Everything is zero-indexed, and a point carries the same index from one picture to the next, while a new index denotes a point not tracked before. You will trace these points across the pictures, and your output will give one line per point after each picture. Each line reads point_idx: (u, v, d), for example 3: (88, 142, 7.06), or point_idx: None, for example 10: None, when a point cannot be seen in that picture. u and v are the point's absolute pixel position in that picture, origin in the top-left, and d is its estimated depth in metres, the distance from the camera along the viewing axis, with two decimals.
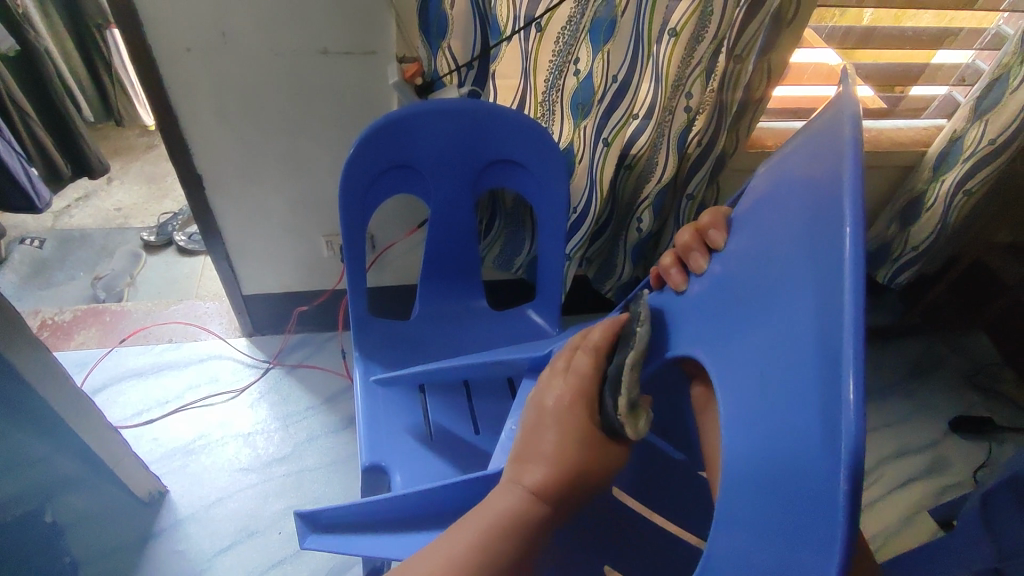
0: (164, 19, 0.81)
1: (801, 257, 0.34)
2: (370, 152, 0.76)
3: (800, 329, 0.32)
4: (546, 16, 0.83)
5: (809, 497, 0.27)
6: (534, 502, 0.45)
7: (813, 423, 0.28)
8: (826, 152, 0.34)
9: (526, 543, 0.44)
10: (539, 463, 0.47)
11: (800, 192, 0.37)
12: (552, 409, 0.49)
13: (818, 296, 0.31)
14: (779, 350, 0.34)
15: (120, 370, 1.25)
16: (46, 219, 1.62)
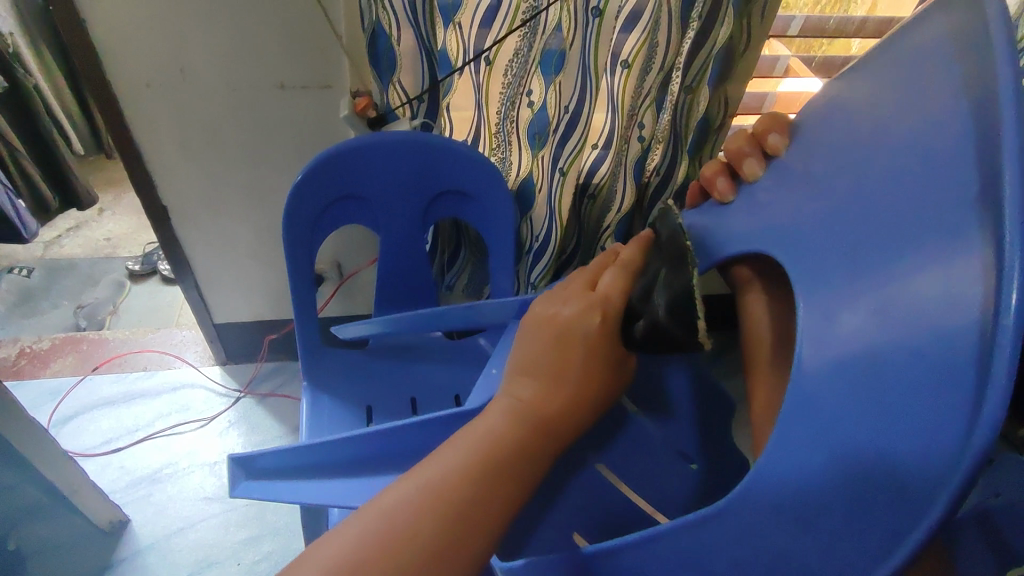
0: (124, 58, 0.83)
1: (916, 166, 0.33)
2: (316, 184, 0.77)
3: (922, 229, 0.31)
4: (493, 48, 0.85)
5: (925, 420, 0.29)
6: (530, 416, 0.47)
7: (929, 345, 0.29)
8: (963, 58, 0.32)
9: (518, 455, 0.45)
10: (534, 381, 0.49)
11: (910, 102, 0.36)
12: (563, 323, 0.50)
13: (944, 213, 0.30)
14: (877, 255, 0.33)
15: (93, 398, 1.26)
16: (36, 249, 1.65)
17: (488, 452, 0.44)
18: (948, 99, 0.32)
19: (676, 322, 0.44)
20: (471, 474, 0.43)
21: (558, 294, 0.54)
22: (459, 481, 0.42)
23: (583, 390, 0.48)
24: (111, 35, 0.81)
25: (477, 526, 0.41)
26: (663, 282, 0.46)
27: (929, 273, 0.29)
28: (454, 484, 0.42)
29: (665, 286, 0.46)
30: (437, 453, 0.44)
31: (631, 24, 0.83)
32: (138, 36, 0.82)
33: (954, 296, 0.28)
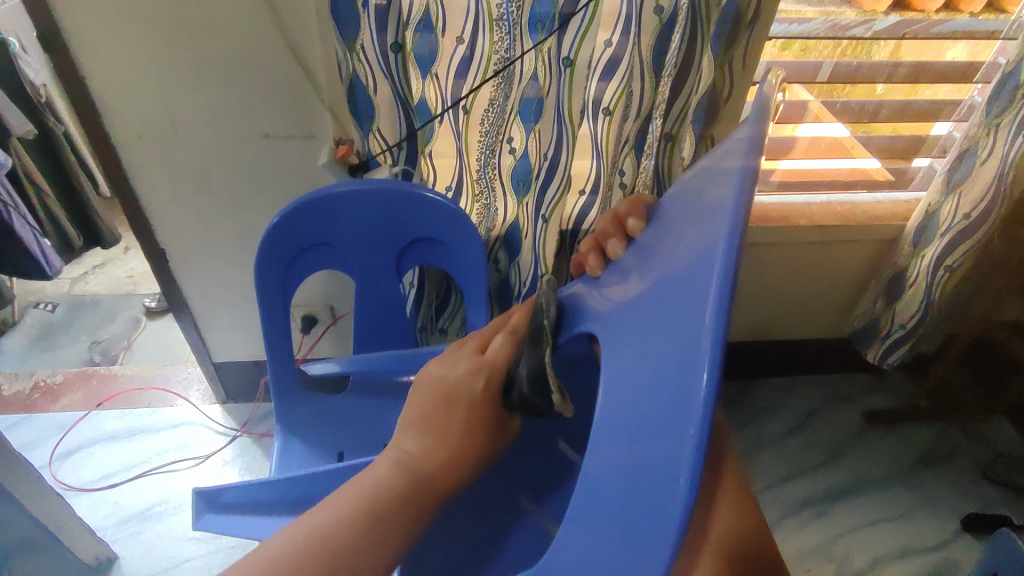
0: (120, 110, 0.88)
1: (685, 235, 0.30)
2: (291, 229, 0.80)
3: (664, 302, 0.28)
4: (470, 96, 0.86)
5: (642, 533, 0.24)
6: (405, 472, 0.46)
7: (658, 444, 0.24)
8: (727, 155, 0.29)
9: (392, 508, 0.44)
10: (417, 433, 0.48)
11: (700, 183, 0.34)
12: (446, 382, 0.49)
13: (679, 304, 0.26)
14: (644, 319, 0.30)
15: (96, 433, 1.29)
16: (63, 285, 1.74)
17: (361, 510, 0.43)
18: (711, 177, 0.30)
19: (537, 391, 0.44)
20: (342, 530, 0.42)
21: (450, 356, 0.53)
22: (332, 537, 0.41)
23: (460, 450, 0.47)
24: (106, 88, 0.85)
25: (355, 574, 0.40)
26: (528, 358, 0.45)
27: (661, 347, 0.26)
28: (327, 538, 0.41)
29: (528, 362, 0.45)
30: (313, 511, 0.43)
31: (607, 73, 0.84)
32: (131, 91, 0.86)
33: (673, 370, 0.24)
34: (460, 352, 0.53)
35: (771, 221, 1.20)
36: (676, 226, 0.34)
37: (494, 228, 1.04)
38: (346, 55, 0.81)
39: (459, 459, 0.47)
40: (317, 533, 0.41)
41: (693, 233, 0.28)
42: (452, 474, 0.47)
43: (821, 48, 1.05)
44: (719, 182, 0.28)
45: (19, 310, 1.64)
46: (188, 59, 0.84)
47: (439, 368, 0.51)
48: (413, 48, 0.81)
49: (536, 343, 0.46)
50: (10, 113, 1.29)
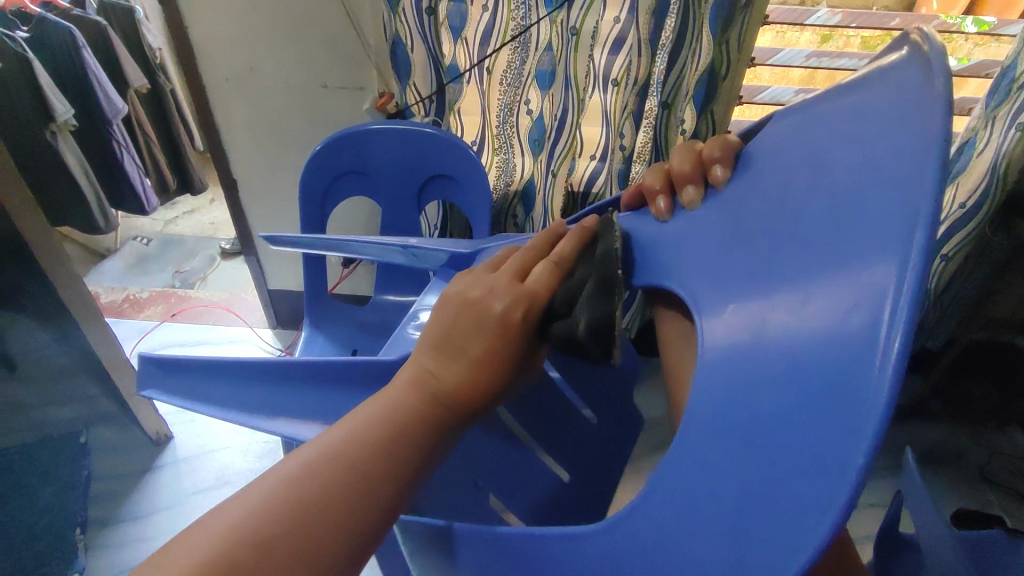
0: (212, 58, 1.07)
1: (838, 183, 0.29)
2: (332, 157, 0.97)
3: (818, 255, 0.27)
4: (493, 57, 1.00)
5: (791, 509, 0.24)
6: (432, 403, 0.48)
7: (820, 417, 0.24)
8: (890, 104, 0.28)
9: (423, 435, 0.47)
10: (451, 362, 0.49)
11: (825, 129, 0.33)
12: (484, 316, 0.50)
13: (847, 264, 0.25)
14: (774, 269, 0.29)
15: (168, 339, 1.52)
16: (158, 225, 2.01)
17: (388, 435, 0.45)
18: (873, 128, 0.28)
19: (598, 343, 0.47)
20: (372, 453, 0.44)
21: (483, 281, 0.54)
22: (371, 468, 0.44)
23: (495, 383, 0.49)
24: (200, 39, 1.04)
25: (382, 493, 0.44)
26: (587, 322, 0.47)
27: (822, 302, 0.26)
28: (352, 461, 0.44)
29: (587, 325, 0.47)
30: (347, 429, 0.46)
31: (613, 44, 0.96)
32: (223, 45, 1.05)
33: (855, 344, 0.23)
34: (500, 281, 0.53)
35: None
36: (802, 177, 0.32)
37: (513, 181, 1.15)
38: (391, 17, 0.96)
39: (493, 391, 0.50)
40: (345, 456, 0.44)
41: (858, 182, 0.27)
42: (484, 404, 0.50)
43: (840, 39, 1.14)
44: (902, 133, 0.26)
45: (120, 241, 1.93)
46: (267, 19, 1.02)
47: (476, 294, 0.52)
48: (446, 16, 0.96)
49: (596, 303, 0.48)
50: (130, 67, 1.56)
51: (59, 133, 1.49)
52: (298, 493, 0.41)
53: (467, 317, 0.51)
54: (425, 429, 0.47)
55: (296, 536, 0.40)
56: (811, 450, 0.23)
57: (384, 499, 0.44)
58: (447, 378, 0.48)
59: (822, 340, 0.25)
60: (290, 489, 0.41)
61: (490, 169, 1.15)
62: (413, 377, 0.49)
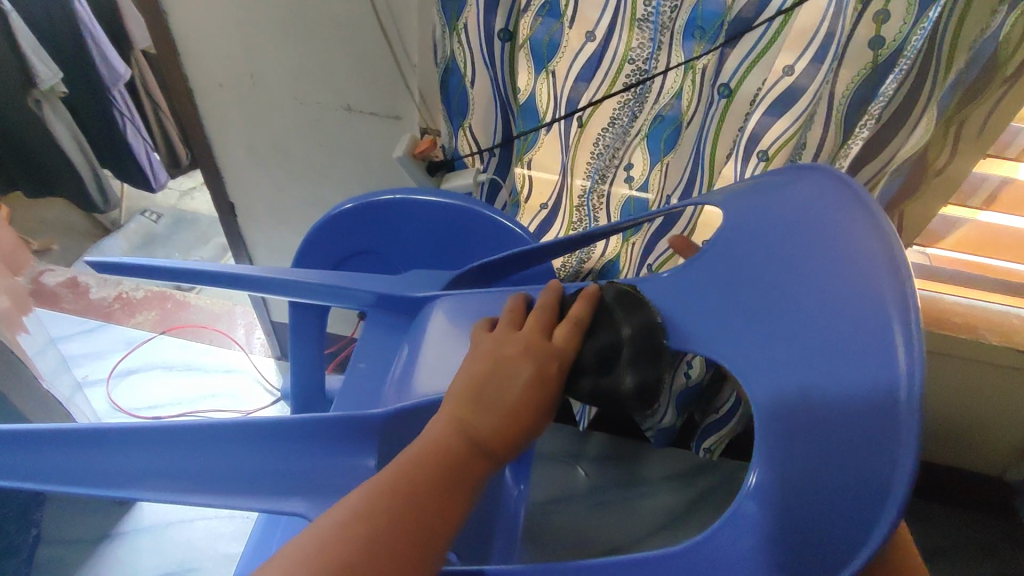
0: (201, 55, 0.76)
1: (822, 264, 0.34)
2: (338, 234, 0.67)
3: (818, 328, 0.32)
4: (588, 109, 0.66)
5: (858, 511, 0.28)
6: (468, 446, 0.37)
7: (860, 430, 0.29)
8: (840, 208, 0.34)
9: (464, 473, 0.36)
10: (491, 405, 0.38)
11: (786, 207, 0.39)
12: (516, 359, 0.40)
13: (851, 326, 0.30)
14: (785, 337, 0.34)
15: (156, 358, 1.33)
16: (172, 197, 1.78)
17: (431, 477, 0.35)
18: (818, 239, 0.35)
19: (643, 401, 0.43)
20: (426, 482, 0.35)
21: (497, 338, 0.42)
22: (422, 507, 0.34)
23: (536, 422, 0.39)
24: (183, 33, 0.74)
25: (440, 529, 0.34)
26: (630, 380, 0.42)
27: (830, 365, 0.31)
28: (404, 506, 0.33)
29: (630, 382, 0.42)
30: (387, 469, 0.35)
31: (778, 110, 0.59)
32: (212, 40, 0.74)
33: (862, 371, 0.29)
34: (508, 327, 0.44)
35: (950, 328, 0.84)
36: (792, 265, 0.36)
37: (588, 260, 0.82)
38: (445, 35, 0.64)
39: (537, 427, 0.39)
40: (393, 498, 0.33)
41: (831, 255, 0.33)
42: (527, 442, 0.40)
43: None
44: (851, 243, 0.32)
45: (128, 215, 1.71)
46: (269, 12, 0.69)
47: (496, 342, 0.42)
48: (529, 39, 0.63)
49: (640, 363, 0.43)
50: (135, 25, 1.27)
51: (48, 102, 1.28)
52: (360, 544, 0.32)
53: (495, 358, 0.40)
54: (473, 480, 0.36)
55: None
56: (866, 460, 0.28)
57: (444, 542, 0.34)
58: (488, 425, 0.37)
59: (849, 383, 0.29)
60: (346, 531, 0.32)
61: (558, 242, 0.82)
62: (448, 417, 0.38)
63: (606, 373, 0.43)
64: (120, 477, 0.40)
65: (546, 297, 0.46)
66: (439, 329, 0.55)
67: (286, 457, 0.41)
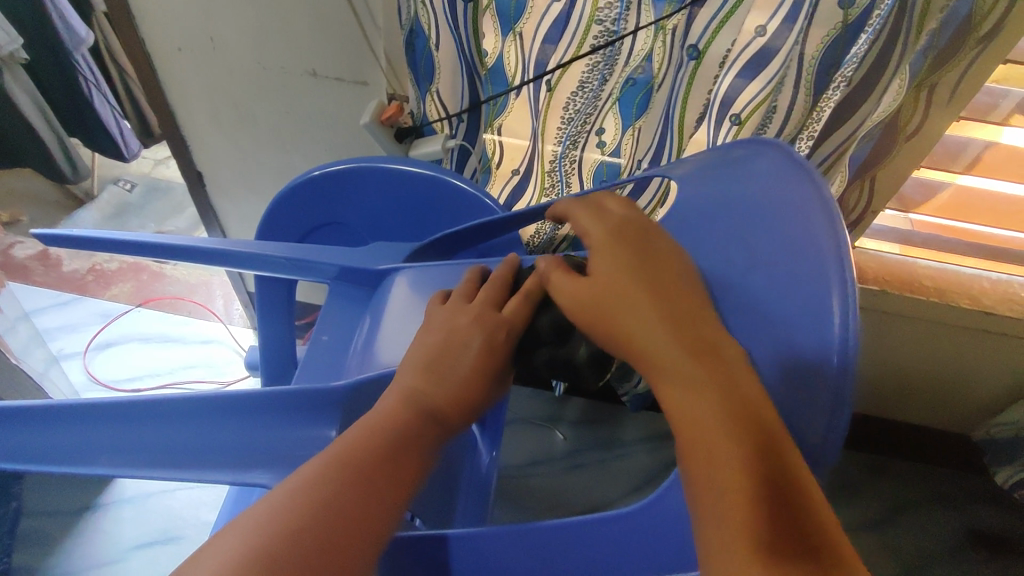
0: (157, 17, 0.73)
1: (767, 233, 0.35)
2: (304, 202, 0.66)
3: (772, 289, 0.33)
4: (557, 72, 0.64)
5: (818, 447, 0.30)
6: (422, 416, 0.38)
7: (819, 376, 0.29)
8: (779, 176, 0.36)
9: (418, 442, 0.37)
10: (443, 380, 0.39)
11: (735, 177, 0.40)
12: (468, 334, 0.41)
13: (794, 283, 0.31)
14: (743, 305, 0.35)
15: (133, 330, 1.31)
16: (146, 166, 1.74)
17: (390, 444, 0.36)
18: (766, 209, 0.35)
19: (597, 372, 0.42)
20: (386, 446, 0.35)
21: (450, 313, 0.43)
22: (382, 470, 0.35)
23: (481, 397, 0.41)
24: None
25: (398, 492, 0.35)
26: (585, 348, 0.42)
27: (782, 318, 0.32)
28: (364, 464, 0.34)
29: (583, 350, 0.42)
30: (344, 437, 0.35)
31: (749, 73, 0.58)
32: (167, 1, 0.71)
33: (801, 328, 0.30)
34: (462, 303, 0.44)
35: (919, 292, 0.84)
36: (719, 240, 0.39)
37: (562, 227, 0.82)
38: None
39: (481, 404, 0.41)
40: (354, 456, 0.34)
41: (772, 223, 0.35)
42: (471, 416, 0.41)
43: None
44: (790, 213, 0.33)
45: (100, 184, 1.67)
46: None
47: (449, 317, 0.43)
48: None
49: (595, 331, 0.42)
50: None
51: (8, 67, 1.21)
52: (324, 506, 0.32)
53: (448, 334, 0.42)
54: (426, 446, 0.37)
55: (319, 550, 0.30)
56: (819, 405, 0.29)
57: (399, 505, 0.35)
58: (441, 394, 0.39)
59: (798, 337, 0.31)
60: (311, 497, 0.32)
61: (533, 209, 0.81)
62: (402, 391, 0.39)
63: (564, 340, 0.42)
64: (77, 453, 0.39)
65: (501, 272, 0.46)
66: (398, 300, 0.55)
67: (246, 431, 0.41)
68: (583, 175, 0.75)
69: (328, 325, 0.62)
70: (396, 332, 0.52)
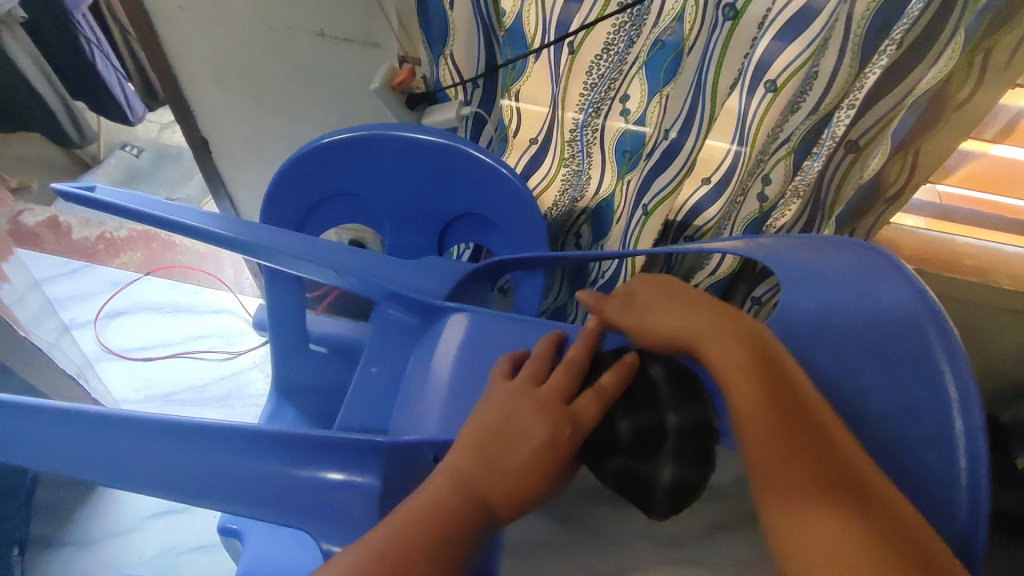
0: None
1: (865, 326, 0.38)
2: (311, 173, 0.63)
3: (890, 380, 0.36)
4: (579, 34, 0.60)
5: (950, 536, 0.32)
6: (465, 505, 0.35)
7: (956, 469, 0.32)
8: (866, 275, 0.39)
9: (459, 535, 0.34)
10: (494, 468, 0.37)
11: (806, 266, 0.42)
12: (531, 424, 0.39)
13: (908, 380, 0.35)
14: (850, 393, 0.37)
15: (144, 299, 1.30)
16: (153, 130, 1.70)
17: (427, 540, 0.33)
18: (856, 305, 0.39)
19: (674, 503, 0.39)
20: (423, 543, 0.33)
21: (514, 396, 0.41)
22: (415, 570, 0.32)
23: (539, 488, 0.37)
24: None
25: None
26: (670, 476, 0.38)
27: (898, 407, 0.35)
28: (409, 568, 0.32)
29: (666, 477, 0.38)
30: (378, 527, 0.34)
31: (787, 36, 0.54)
32: None
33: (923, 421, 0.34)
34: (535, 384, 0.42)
35: (958, 272, 0.80)
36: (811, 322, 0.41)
37: (582, 199, 0.78)
38: None
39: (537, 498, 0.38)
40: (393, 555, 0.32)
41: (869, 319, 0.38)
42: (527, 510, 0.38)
43: None
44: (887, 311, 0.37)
45: (107, 149, 1.64)
46: None
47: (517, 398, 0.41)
48: None
49: (683, 457, 0.38)
50: None
51: (5, 26, 1.18)
52: None
53: (505, 419, 0.39)
54: (468, 538, 0.34)
55: None
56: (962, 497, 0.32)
57: None
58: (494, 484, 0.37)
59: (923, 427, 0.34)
60: None
61: (552, 179, 0.77)
62: (449, 472, 0.37)
63: (642, 458, 0.39)
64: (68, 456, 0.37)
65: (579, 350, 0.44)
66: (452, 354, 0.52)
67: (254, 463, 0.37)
68: (605, 144, 0.71)
69: (376, 356, 0.57)
70: (451, 390, 0.48)
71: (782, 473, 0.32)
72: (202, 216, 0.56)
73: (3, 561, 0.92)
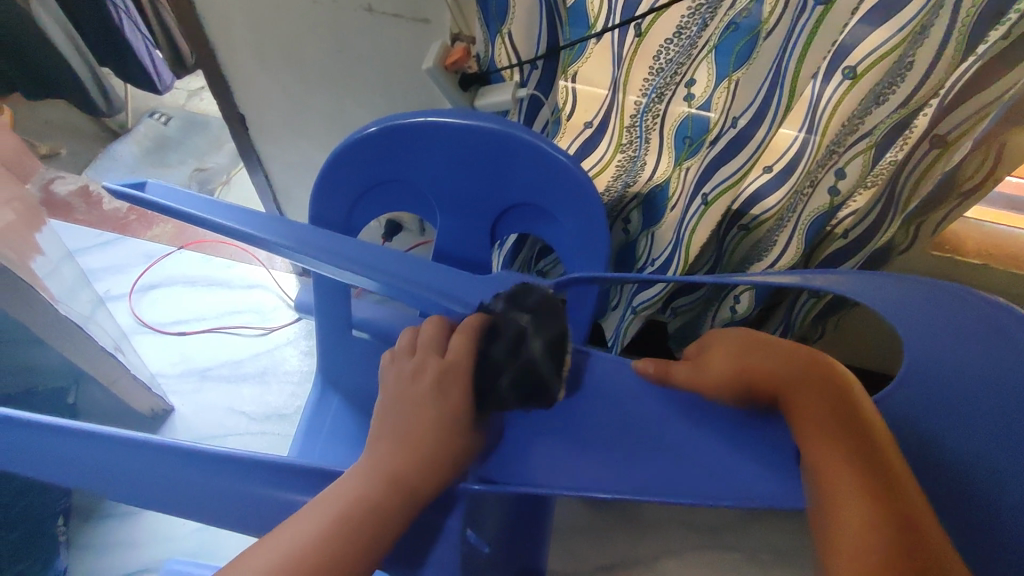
0: None
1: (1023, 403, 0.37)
2: (360, 161, 0.60)
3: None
4: (648, 17, 0.56)
5: None
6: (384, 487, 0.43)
7: None
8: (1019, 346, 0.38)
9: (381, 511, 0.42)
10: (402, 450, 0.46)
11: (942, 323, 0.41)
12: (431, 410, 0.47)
13: None
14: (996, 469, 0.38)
15: (177, 272, 1.30)
16: (181, 97, 1.68)
17: (365, 523, 0.41)
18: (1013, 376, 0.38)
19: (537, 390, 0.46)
20: (357, 520, 0.40)
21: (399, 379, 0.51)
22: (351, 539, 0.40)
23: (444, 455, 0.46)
24: None
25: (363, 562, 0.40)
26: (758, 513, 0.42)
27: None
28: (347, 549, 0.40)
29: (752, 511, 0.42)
30: (299, 513, 0.41)
31: (875, 19, 0.50)
32: None
33: None
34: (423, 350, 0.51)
35: None
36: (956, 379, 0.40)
37: (634, 185, 0.75)
38: None
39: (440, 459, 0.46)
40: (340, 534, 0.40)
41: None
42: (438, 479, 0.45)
43: None
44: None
45: (135, 117, 1.62)
46: None
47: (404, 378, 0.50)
48: None
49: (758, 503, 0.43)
50: None
51: None
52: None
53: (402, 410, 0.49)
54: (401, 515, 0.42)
55: None
56: None
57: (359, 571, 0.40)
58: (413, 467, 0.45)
59: None
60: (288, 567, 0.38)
61: (605, 164, 0.74)
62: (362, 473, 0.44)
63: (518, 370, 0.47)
64: None
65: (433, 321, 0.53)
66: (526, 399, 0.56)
67: None
68: (666, 129, 0.67)
69: None
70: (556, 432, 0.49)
71: (821, 443, 0.39)
72: (251, 218, 0.54)
73: (49, 531, 0.93)
